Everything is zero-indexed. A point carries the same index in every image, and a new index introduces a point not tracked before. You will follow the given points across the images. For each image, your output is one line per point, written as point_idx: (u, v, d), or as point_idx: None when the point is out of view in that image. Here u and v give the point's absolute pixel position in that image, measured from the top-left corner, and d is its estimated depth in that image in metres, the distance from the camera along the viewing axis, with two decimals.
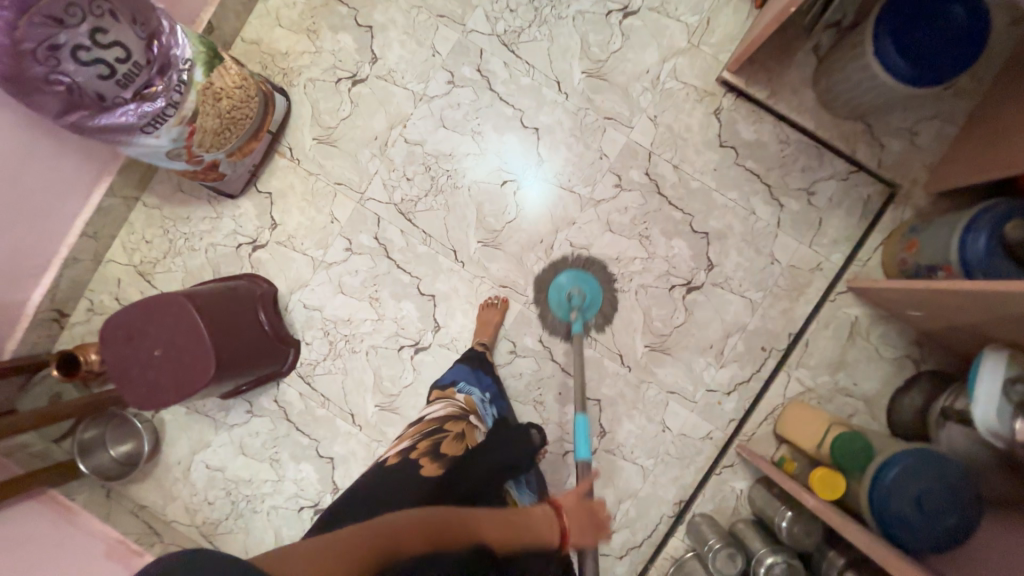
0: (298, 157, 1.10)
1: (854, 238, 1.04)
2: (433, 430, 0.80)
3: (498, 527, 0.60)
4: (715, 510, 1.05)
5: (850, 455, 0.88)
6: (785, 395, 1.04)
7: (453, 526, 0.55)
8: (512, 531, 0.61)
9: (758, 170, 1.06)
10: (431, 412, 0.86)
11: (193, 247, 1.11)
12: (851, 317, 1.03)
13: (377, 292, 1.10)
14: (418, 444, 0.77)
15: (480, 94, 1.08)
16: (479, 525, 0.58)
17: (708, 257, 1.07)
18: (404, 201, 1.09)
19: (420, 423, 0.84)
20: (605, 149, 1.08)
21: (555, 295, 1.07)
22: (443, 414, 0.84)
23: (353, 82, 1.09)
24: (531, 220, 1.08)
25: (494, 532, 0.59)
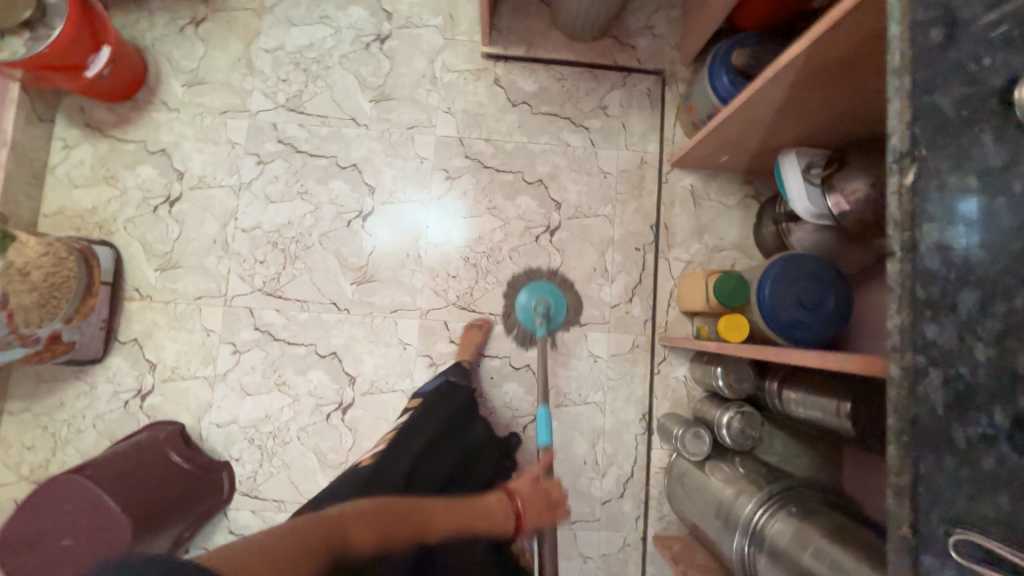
0: (148, 293, 1.09)
1: (655, 126, 1.17)
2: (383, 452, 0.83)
3: (456, 515, 0.64)
4: (674, 405, 1.09)
5: (732, 293, 0.94)
6: (675, 276, 1.12)
7: (411, 519, 0.59)
8: (467, 516, 0.65)
9: (552, 110, 1.17)
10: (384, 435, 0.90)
11: (80, 428, 1.06)
12: (688, 187, 1.14)
13: (281, 376, 1.09)
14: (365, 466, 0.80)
15: (291, 160, 1.14)
16: (432, 515, 0.62)
17: (552, 198, 1.15)
18: (267, 282, 1.11)
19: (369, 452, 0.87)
20: (422, 153, 1.15)
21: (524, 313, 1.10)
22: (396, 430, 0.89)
23: (170, 203, 1.12)
24: (389, 242, 1.13)
25: (450, 513, 0.64)
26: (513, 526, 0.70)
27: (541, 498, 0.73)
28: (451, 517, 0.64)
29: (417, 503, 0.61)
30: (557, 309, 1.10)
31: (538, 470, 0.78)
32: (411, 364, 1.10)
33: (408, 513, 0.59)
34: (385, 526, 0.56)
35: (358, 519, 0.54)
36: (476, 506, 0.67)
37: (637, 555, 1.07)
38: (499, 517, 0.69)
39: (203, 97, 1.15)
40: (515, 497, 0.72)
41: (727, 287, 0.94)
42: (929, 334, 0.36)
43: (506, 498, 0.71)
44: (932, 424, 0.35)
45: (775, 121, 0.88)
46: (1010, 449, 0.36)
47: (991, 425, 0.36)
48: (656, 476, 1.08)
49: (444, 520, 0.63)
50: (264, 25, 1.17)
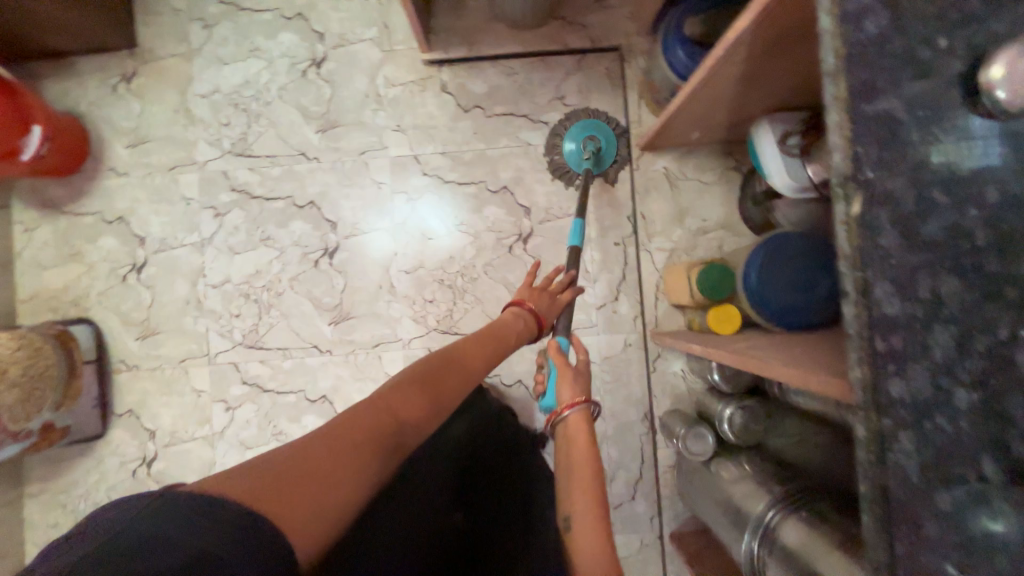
0: (134, 363, 1.10)
1: (619, 108, 1.09)
2: None
3: (479, 345, 0.70)
4: (676, 401, 1.05)
5: (718, 284, 0.88)
6: (660, 267, 1.06)
7: (447, 367, 0.63)
8: (490, 340, 0.72)
9: (507, 109, 1.10)
10: None
11: (96, 501, 1.09)
12: (663, 170, 1.07)
13: (276, 426, 1.09)
14: None
15: (248, 206, 1.10)
16: (465, 355, 0.66)
17: (520, 203, 1.09)
18: (246, 335, 1.10)
19: None
20: (378, 177, 1.10)
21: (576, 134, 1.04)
22: None
23: (137, 270, 1.10)
24: (360, 275, 1.09)
25: (478, 349, 0.69)
26: (532, 328, 0.81)
27: (544, 293, 0.87)
28: (481, 352, 0.69)
29: (446, 354, 0.65)
30: (608, 149, 1.04)
31: (546, 294, 0.87)
32: None
33: (443, 363, 0.63)
34: (424, 386, 0.59)
35: (399, 394, 0.56)
36: (493, 335, 0.73)
37: (656, 555, 1.05)
38: (518, 324, 0.79)
39: (149, 156, 1.11)
40: (540, 320, 0.83)
41: (712, 279, 0.88)
42: (895, 390, 0.31)
43: (521, 311, 0.82)
44: (905, 491, 0.31)
45: (741, 92, 0.79)
46: (1006, 507, 0.31)
47: (981, 482, 0.31)
48: (665, 475, 1.06)
49: (474, 355, 0.68)
50: (196, 69, 1.12)
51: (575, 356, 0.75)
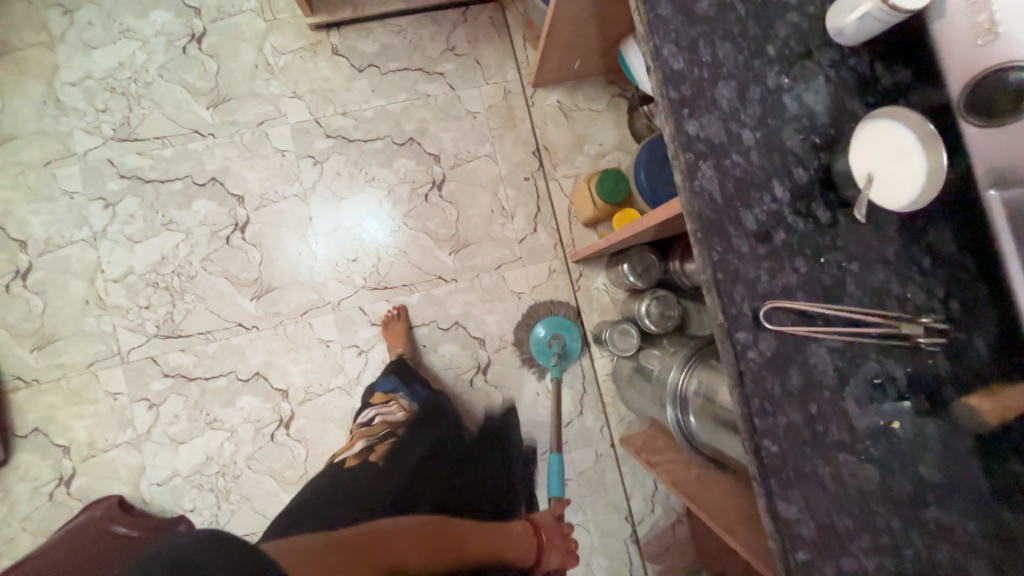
0: (33, 377, 1.00)
1: (508, 53, 1.15)
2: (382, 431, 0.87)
3: (478, 537, 0.73)
4: (604, 314, 1.12)
5: (615, 189, 0.96)
6: (569, 194, 1.13)
7: (448, 536, 0.68)
8: (489, 537, 0.76)
9: (402, 65, 1.13)
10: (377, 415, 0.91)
11: (8, 537, 0.97)
12: (557, 104, 1.14)
13: (209, 414, 1.04)
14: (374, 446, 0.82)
15: (142, 192, 1.05)
16: (461, 537, 0.70)
17: (429, 153, 1.12)
18: (161, 326, 1.04)
19: (365, 427, 0.90)
20: (281, 145, 1.09)
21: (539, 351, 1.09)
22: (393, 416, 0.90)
23: (23, 276, 1.01)
24: (277, 245, 1.07)
25: (478, 538, 0.73)
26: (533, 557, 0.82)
27: (555, 525, 0.89)
28: (478, 546, 0.72)
29: (446, 526, 0.69)
30: (571, 349, 1.09)
31: (556, 527, 0.89)
32: (340, 359, 1.07)
33: (447, 534, 0.68)
34: (427, 544, 0.64)
35: (404, 538, 0.62)
36: (495, 532, 0.78)
37: (612, 461, 1.11)
38: (523, 539, 0.82)
39: (18, 153, 1.03)
40: (538, 533, 0.85)
41: (609, 185, 0.96)
42: (695, 132, 0.37)
43: (529, 526, 0.85)
44: (717, 212, 0.37)
45: (600, 10, 0.88)
46: (796, 217, 0.38)
47: (774, 201, 0.38)
48: (606, 384, 1.12)
49: (477, 547, 0.71)
50: (61, 57, 1.05)
51: (559, 536, 0.88)
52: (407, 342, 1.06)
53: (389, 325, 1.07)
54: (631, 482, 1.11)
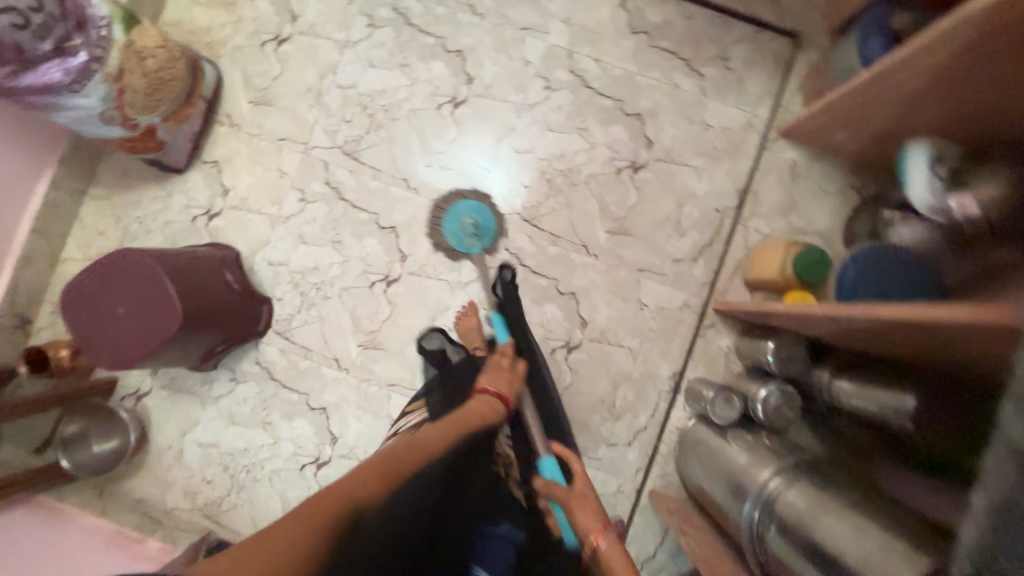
0: (237, 122, 1.12)
1: (774, 91, 1.10)
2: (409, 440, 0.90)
3: (444, 434, 0.72)
4: (707, 372, 1.07)
5: (809, 268, 0.90)
6: (747, 247, 1.08)
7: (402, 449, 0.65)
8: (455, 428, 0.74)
9: (672, 48, 1.12)
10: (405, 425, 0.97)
11: (149, 229, 1.11)
12: (789, 161, 1.08)
13: (338, 235, 1.11)
14: None
15: (400, 30, 1.13)
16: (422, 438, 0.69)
17: (645, 136, 1.11)
18: (348, 142, 1.12)
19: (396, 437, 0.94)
20: (528, 57, 1.12)
21: (451, 225, 1.09)
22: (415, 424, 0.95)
23: (278, 42, 1.13)
24: (473, 136, 1.12)
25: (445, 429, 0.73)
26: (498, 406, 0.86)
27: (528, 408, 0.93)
28: (440, 438, 0.71)
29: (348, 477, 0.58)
30: (487, 228, 1.09)
31: (505, 369, 0.93)
32: (462, 259, 1.11)
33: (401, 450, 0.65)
34: (385, 475, 0.60)
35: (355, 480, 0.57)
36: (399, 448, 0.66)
37: (628, 504, 1.07)
38: (485, 407, 0.83)
39: None
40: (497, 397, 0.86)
41: (806, 261, 0.89)
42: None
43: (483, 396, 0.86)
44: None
45: (910, 97, 0.82)
46: None
47: None
48: (669, 435, 1.07)
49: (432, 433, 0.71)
50: None
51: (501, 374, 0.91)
52: (481, 337, 1.06)
53: (460, 322, 1.08)
54: (633, 533, 1.06)
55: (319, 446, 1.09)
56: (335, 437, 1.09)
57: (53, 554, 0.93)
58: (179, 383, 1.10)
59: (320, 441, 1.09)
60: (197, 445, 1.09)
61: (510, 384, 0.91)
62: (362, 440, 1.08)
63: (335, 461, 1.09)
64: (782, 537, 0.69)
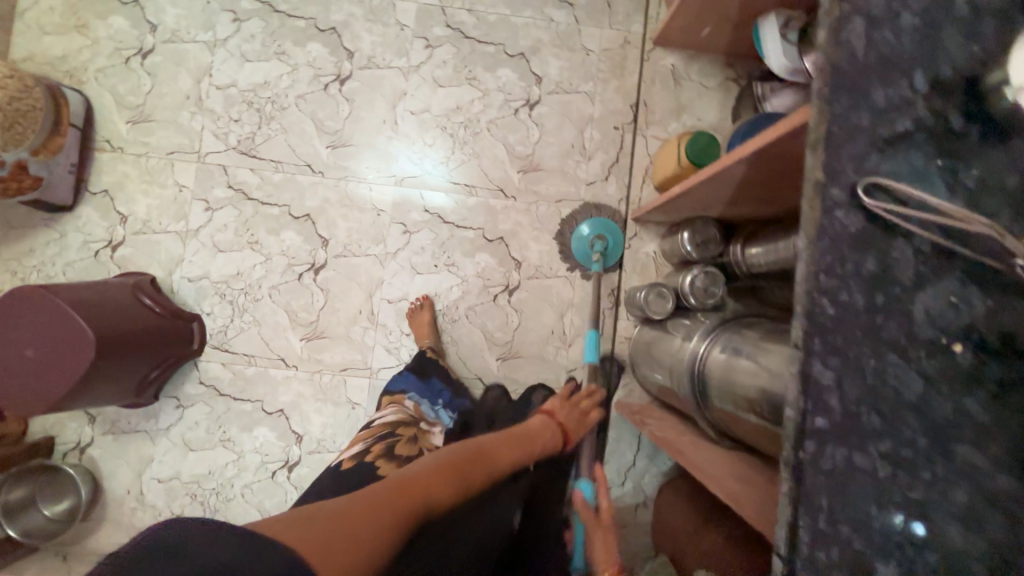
0: (119, 145, 1.07)
1: (641, 6, 1.16)
2: (385, 433, 0.84)
3: (504, 446, 0.76)
4: (642, 280, 1.11)
5: (702, 152, 0.94)
6: (651, 155, 1.13)
7: (472, 459, 0.68)
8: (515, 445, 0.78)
9: None
10: (382, 417, 0.91)
11: (49, 275, 1.05)
12: (670, 67, 1.14)
13: (253, 235, 1.08)
14: (372, 447, 0.80)
15: (268, 19, 1.11)
16: (486, 453, 0.72)
17: (533, 72, 1.14)
18: (242, 141, 1.10)
19: (371, 429, 0.89)
20: (403, 20, 1.13)
21: (578, 245, 1.11)
22: (394, 418, 0.89)
23: (143, 55, 1.09)
24: (367, 108, 1.12)
25: (507, 449, 0.76)
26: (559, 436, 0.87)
27: (574, 410, 0.93)
28: (502, 454, 0.74)
29: (431, 468, 0.62)
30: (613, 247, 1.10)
31: (574, 408, 0.93)
32: (385, 231, 1.11)
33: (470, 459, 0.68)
34: (454, 475, 0.63)
35: (432, 474, 0.61)
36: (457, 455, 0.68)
37: None
38: (549, 433, 0.84)
39: None
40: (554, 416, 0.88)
41: (698, 146, 0.94)
42: None
43: (547, 419, 0.87)
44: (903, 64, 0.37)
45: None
46: (927, 113, 0.37)
47: (913, 89, 0.37)
48: (623, 348, 1.11)
49: (498, 457, 0.73)
50: None
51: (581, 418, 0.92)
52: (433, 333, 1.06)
53: (415, 317, 1.08)
54: (611, 448, 1.09)
55: (285, 448, 1.07)
56: (299, 435, 1.07)
57: None
58: (123, 424, 1.05)
59: (285, 443, 1.07)
60: (157, 481, 1.04)
61: (580, 417, 0.92)
62: (328, 431, 1.07)
63: (306, 458, 1.07)
64: (722, 395, 0.70)
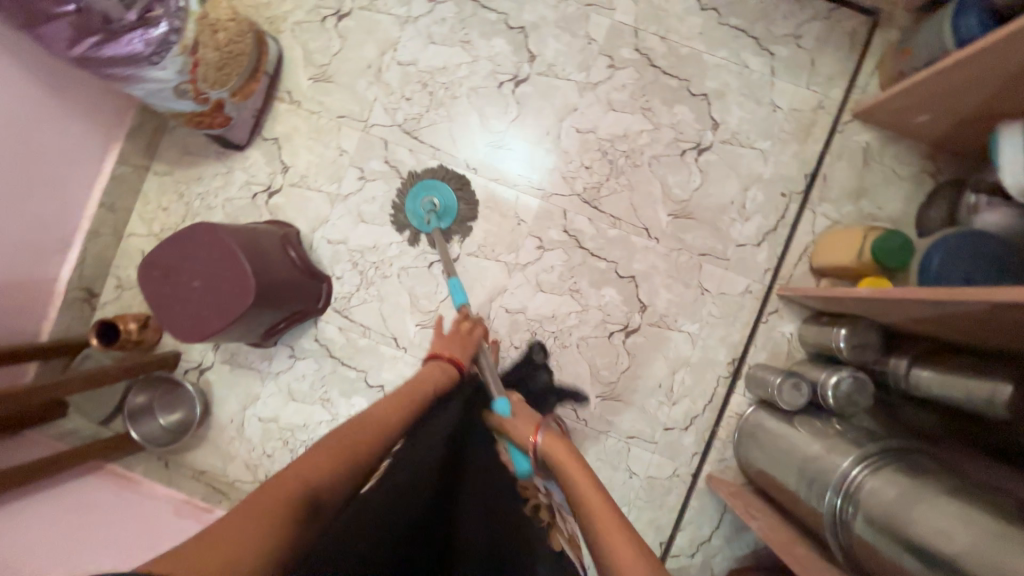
0: (297, 99, 1.12)
1: (848, 72, 1.07)
2: None
3: (393, 402, 0.71)
4: (770, 358, 1.06)
5: (890, 253, 0.87)
6: (814, 232, 1.05)
7: (357, 426, 0.63)
8: (404, 398, 0.74)
9: (742, 26, 1.08)
10: None
11: (210, 205, 1.12)
12: (863, 144, 1.05)
13: (397, 214, 1.11)
14: None
15: (462, 5, 1.11)
16: (368, 415, 0.66)
17: (712, 117, 1.08)
18: (407, 120, 1.11)
19: None
20: (592, 34, 1.10)
21: (412, 205, 1.07)
22: None
23: (338, 17, 1.12)
24: (535, 115, 1.10)
25: (388, 402, 0.71)
26: (455, 369, 0.87)
27: (458, 336, 0.93)
28: (394, 409, 0.70)
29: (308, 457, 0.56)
30: (450, 206, 1.08)
31: (459, 336, 0.92)
32: (520, 241, 1.10)
33: (357, 424, 0.64)
34: (334, 452, 0.58)
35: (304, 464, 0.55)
36: (460, 333, 0.93)
37: (683, 488, 1.07)
38: (439, 372, 0.84)
39: None
40: (458, 364, 0.87)
41: (886, 246, 0.87)
42: None
43: (438, 364, 0.86)
44: None
45: (1001, 89, 0.80)
46: None
47: None
48: (729, 421, 1.07)
49: (382, 408, 0.69)
50: None
51: (460, 343, 0.91)
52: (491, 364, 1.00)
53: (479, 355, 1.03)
54: (689, 516, 1.06)
55: None
56: None
57: (114, 522, 0.92)
58: (240, 357, 1.12)
59: None
60: (257, 419, 1.11)
61: (462, 350, 0.91)
62: None
63: None
64: (881, 532, 0.67)
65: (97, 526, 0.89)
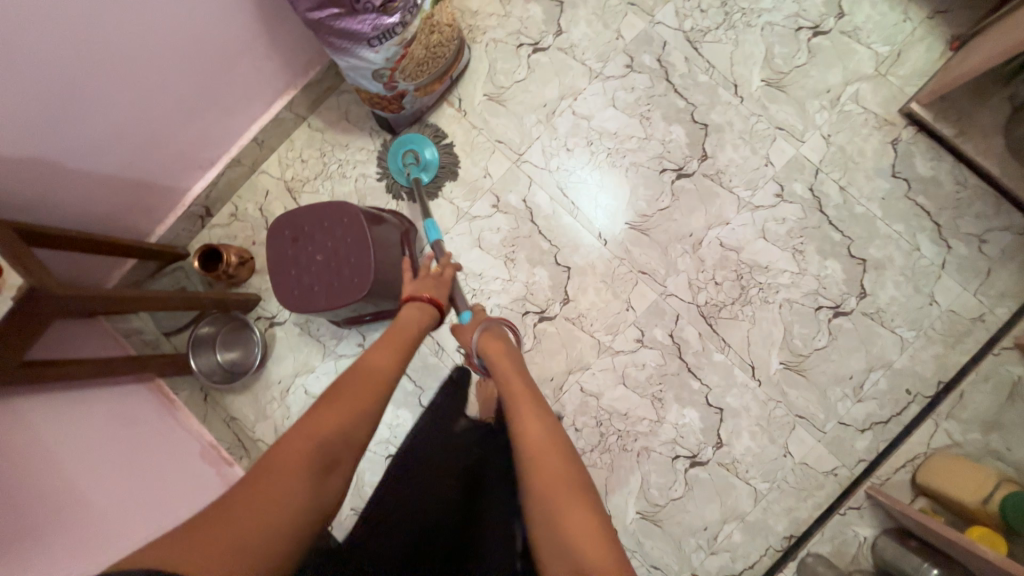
0: (465, 109, 1.12)
1: (1022, 297, 0.99)
2: None
3: (382, 351, 0.66)
4: (832, 552, 0.97)
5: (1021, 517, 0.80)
6: (928, 445, 0.97)
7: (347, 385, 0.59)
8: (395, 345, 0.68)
9: (928, 208, 1.02)
10: None
11: (345, 174, 1.13)
12: (1014, 378, 0.97)
13: (513, 253, 1.09)
14: None
15: (656, 82, 1.09)
16: (352, 376, 0.61)
17: (862, 285, 1.02)
18: (559, 168, 1.10)
19: None
20: (773, 157, 1.06)
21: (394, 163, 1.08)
22: None
23: (534, 49, 1.12)
24: (684, 212, 1.07)
25: (386, 351, 0.66)
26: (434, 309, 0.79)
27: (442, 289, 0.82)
28: (384, 366, 0.63)
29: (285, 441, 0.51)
30: (429, 161, 1.09)
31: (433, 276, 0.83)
32: (622, 326, 1.06)
33: (343, 386, 0.59)
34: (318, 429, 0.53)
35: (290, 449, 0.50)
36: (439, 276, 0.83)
37: None
38: (418, 319, 0.76)
39: None
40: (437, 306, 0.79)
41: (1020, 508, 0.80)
42: None
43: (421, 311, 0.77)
44: None
45: None
46: None
47: None
48: None
49: (376, 361, 0.64)
50: None
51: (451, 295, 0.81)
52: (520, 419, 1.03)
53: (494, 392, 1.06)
54: None
55: None
56: None
57: (148, 449, 0.92)
58: (312, 326, 1.11)
59: None
60: (303, 391, 1.09)
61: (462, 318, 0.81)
62: None
63: None
64: None
65: (134, 450, 0.90)
